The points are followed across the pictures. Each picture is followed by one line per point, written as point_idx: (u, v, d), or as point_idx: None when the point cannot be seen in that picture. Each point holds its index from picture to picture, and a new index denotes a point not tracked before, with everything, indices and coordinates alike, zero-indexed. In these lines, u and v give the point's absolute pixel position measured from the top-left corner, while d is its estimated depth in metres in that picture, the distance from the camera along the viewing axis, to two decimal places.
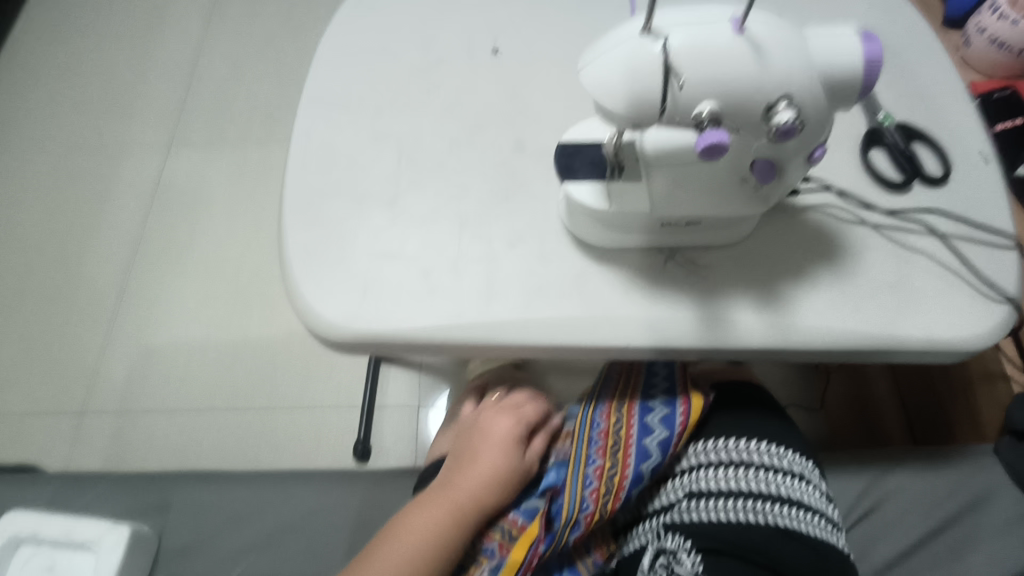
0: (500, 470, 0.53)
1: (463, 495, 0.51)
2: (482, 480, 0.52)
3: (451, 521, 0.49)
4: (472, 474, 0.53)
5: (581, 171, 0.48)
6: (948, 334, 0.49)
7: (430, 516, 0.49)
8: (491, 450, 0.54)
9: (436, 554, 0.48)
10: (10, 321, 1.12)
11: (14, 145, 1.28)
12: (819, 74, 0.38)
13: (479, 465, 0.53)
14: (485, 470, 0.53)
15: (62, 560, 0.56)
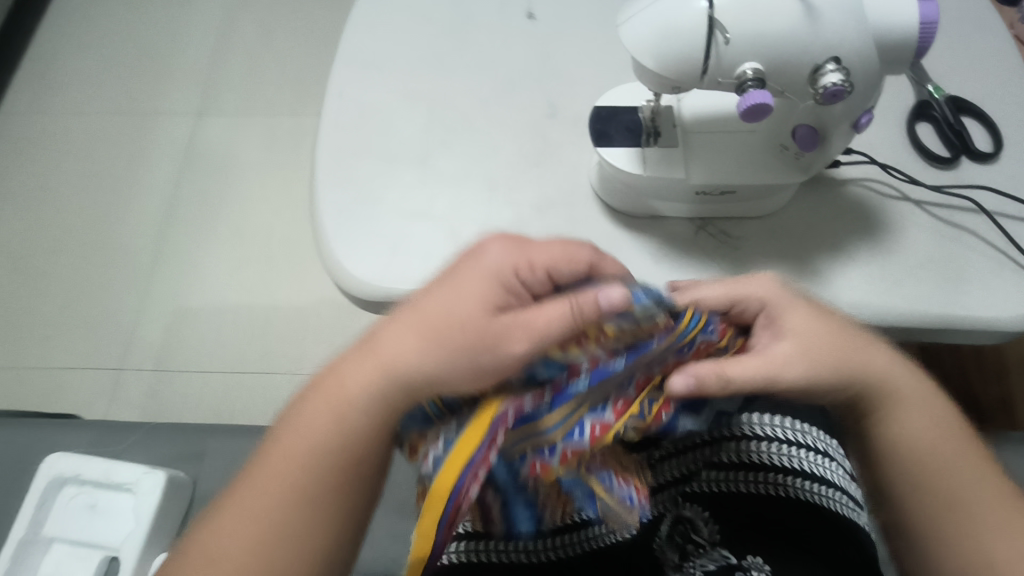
0: (463, 324, 0.35)
1: (378, 370, 0.36)
2: (437, 335, 0.36)
3: (379, 391, 0.36)
4: (429, 318, 0.36)
5: (617, 136, 0.48)
6: (993, 313, 0.48)
7: (358, 375, 0.37)
8: (456, 300, 0.36)
9: (349, 433, 0.37)
10: (52, 278, 1.16)
11: (55, 108, 1.30)
12: (872, 35, 0.37)
13: (440, 311, 0.36)
14: (426, 328, 0.36)
15: (103, 500, 0.58)
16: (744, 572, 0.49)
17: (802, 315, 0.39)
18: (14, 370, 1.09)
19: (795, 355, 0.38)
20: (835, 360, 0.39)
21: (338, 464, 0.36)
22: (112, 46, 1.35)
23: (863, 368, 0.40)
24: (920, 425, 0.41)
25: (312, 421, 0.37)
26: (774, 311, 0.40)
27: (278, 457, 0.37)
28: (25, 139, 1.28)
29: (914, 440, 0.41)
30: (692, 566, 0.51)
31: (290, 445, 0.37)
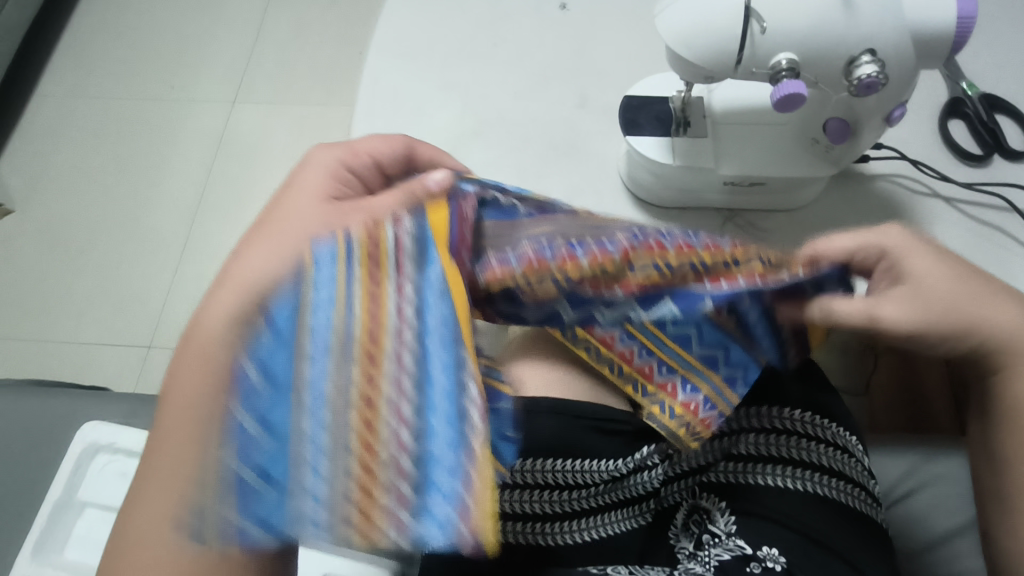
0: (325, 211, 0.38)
1: (236, 295, 0.35)
2: (299, 227, 0.37)
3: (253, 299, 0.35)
4: (282, 224, 0.38)
5: (647, 125, 0.48)
6: None
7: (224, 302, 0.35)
8: (299, 199, 0.39)
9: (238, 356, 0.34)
10: (84, 257, 1.19)
11: (91, 91, 1.34)
12: (909, 29, 0.37)
13: (291, 214, 0.38)
14: (285, 230, 0.38)
15: (136, 468, 0.61)
16: (758, 562, 0.49)
17: (925, 258, 0.38)
18: (46, 344, 1.13)
19: (919, 305, 0.38)
20: (949, 306, 0.38)
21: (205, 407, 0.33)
22: (147, 33, 1.38)
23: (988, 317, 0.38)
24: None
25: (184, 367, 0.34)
26: (894, 258, 0.39)
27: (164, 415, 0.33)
28: (62, 121, 1.32)
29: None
30: (705, 556, 0.51)
31: (164, 417, 0.34)
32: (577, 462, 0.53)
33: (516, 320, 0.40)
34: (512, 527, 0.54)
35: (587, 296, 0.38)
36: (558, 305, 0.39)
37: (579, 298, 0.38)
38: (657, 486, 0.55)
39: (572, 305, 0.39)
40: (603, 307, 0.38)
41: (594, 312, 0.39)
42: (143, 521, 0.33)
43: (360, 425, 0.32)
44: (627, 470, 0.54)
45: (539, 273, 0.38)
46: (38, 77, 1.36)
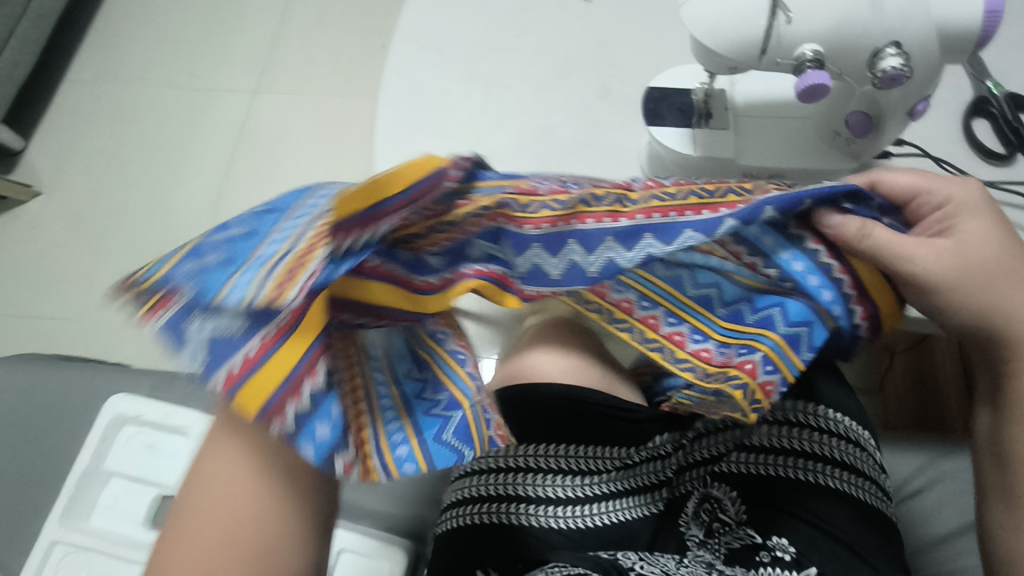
0: None
1: None
2: None
3: None
4: None
5: (669, 116, 0.49)
6: None
7: None
8: None
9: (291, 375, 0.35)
10: (110, 240, 1.22)
11: (119, 78, 1.36)
12: (934, 24, 0.37)
13: None
14: None
15: (161, 441, 0.62)
16: (767, 551, 0.50)
17: (976, 219, 0.39)
18: (71, 323, 1.15)
19: (956, 262, 0.38)
20: (992, 263, 0.39)
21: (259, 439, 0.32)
22: (174, 21, 1.40)
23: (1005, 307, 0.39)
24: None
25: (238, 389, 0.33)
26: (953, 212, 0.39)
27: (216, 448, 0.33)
28: (90, 106, 1.34)
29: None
30: (716, 543, 0.52)
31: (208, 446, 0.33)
32: (592, 449, 0.55)
33: (534, 272, 0.39)
34: (523, 509, 0.53)
35: (605, 228, 0.37)
36: (573, 248, 0.38)
37: (592, 239, 0.37)
38: (670, 475, 0.56)
39: (587, 245, 0.37)
40: (620, 238, 0.37)
41: (610, 249, 0.37)
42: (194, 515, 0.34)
43: (298, 251, 0.30)
44: (640, 458, 0.55)
45: (548, 204, 0.38)
46: (68, 64, 1.39)
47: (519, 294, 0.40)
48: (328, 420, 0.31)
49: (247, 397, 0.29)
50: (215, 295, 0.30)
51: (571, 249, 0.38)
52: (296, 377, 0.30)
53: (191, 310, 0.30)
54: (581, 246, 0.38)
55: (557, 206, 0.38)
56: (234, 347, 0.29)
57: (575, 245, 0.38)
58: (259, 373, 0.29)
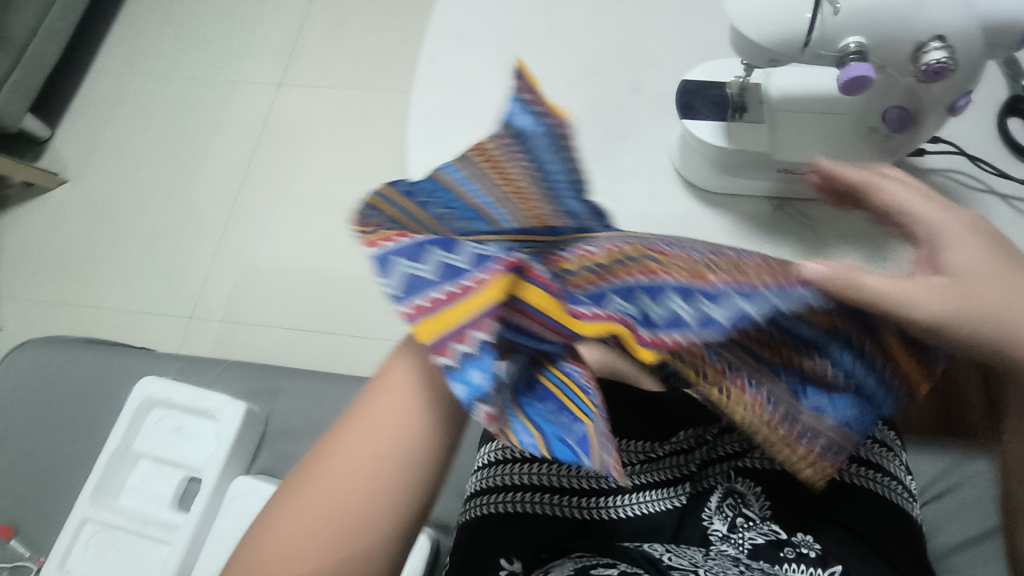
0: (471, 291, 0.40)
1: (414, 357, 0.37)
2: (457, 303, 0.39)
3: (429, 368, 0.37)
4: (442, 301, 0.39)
5: (703, 109, 0.49)
6: None
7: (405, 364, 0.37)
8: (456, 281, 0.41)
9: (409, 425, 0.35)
10: (133, 228, 1.23)
11: (145, 69, 1.38)
12: (980, 18, 0.37)
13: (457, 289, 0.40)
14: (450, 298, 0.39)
15: (188, 424, 0.63)
16: (792, 547, 0.50)
17: (970, 249, 0.33)
18: (95, 310, 1.17)
19: (930, 284, 0.32)
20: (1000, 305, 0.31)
21: (386, 441, 0.34)
22: (200, 14, 1.42)
23: (1000, 324, 0.31)
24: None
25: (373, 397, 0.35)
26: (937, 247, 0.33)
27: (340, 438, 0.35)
28: (116, 97, 1.36)
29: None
30: (739, 538, 0.51)
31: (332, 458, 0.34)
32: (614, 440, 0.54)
33: (672, 323, 0.33)
34: (545, 498, 0.53)
35: (674, 284, 0.33)
36: (642, 298, 0.34)
37: (696, 311, 0.33)
38: (694, 469, 0.54)
39: (652, 291, 0.34)
40: (679, 293, 0.33)
41: (676, 302, 0.33)
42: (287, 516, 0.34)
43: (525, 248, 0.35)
44: (663, 452, 0.55)
45: (590, 247, 0.36)
46: (94, 55, 1.40)
47: (650, 343, 0.33)
48: (485, 370, 0.30)
49: (428, 325, 0.31)
50: (427, 252, 0.33)
51: (668, 301, 0.33)
52: (466, 329, 0.31)
53: (430, 244, 0.33)
54: (676, 299, 0.33)
55: (624, 262, 0.35)
56: (430, 285, 0.32)
57: (614, 293, 0.34)
58: (441, 314, 0.31)
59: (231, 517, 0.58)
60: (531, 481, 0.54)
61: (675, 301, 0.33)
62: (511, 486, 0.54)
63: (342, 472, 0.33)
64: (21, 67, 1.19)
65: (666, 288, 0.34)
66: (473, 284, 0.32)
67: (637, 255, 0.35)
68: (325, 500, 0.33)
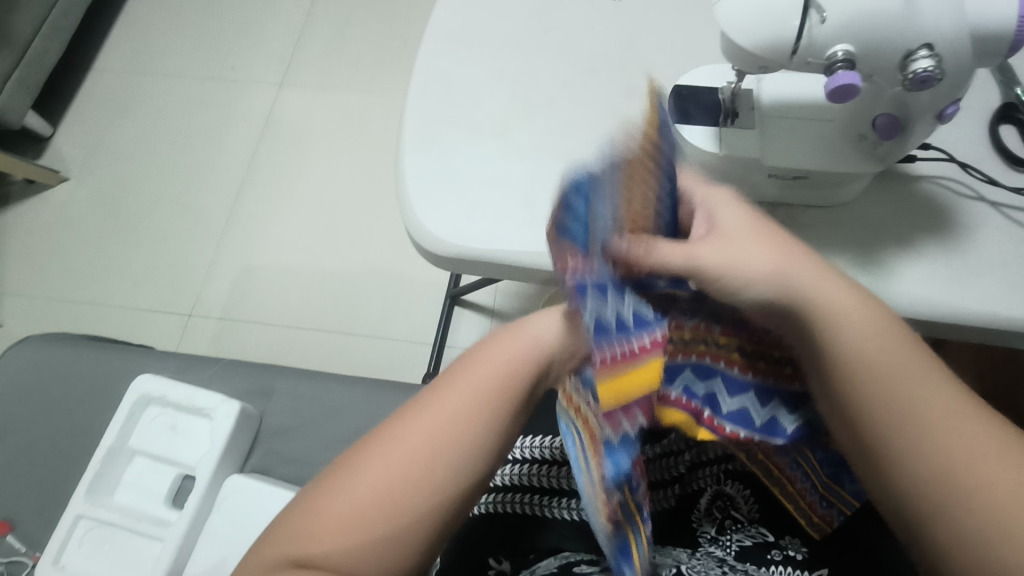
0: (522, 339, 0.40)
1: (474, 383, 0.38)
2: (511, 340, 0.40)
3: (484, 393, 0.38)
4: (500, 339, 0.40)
5: (695, 114, 0.49)
6: None
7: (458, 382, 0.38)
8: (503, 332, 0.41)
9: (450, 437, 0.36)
10: (133, 226, 1.24)
11: (147, 67, 1.39)
12: (969, 26, 0.38)
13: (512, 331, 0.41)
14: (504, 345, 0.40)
15: (184, 422, 0.64)
16: (780, 550, 0.50)
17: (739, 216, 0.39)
18: (94, 306, 1.18)
19: (716, 240, 0.37)
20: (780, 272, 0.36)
21: (451, 436, 0.36)
22: (203, 13, 1.43)
23: (787, 278, 0.36)
24: (868, 370, 0.34)
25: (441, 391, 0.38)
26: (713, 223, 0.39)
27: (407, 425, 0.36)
28: (118, 95, 1.37)
29: (877, 360, 0.34)
30: (728, 540, 0.51)
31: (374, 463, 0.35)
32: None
33: (708, 399, 0.41)
34: (536, 500, 0.54)
35: (698, 364, 0.40)
36: (687, 374, 0.40)
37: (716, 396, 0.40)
38: (683, 471, 0.55)
39: (701, 371, 0.40)
40: (727, 382, 0.40)
41: (717, 385, 0.40)
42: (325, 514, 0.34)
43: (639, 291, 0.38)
44: (654, 453, 0.56)
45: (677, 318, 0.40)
46: (98, 53, 1.41)
47: (711, 428, 0.40)
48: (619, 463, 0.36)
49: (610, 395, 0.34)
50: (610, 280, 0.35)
51: (714, 383, 0.40)
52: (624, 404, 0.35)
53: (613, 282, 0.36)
54: (714, 383, 0.40)
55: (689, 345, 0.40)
56: (612, 337, 0.34)
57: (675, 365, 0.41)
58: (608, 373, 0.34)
59: (224, 515, 0.59)
60: (524, 482, 0.55)
61: (734, 399, 0.40)
62: (508, 487, 0.55)
63: (412, 463, 0.35)
64: (24, 64, 1.20)
65: (712, 372, 0.40)
66: (647, 351, 0.35)
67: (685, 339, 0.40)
68: (392, 489, 0.34)
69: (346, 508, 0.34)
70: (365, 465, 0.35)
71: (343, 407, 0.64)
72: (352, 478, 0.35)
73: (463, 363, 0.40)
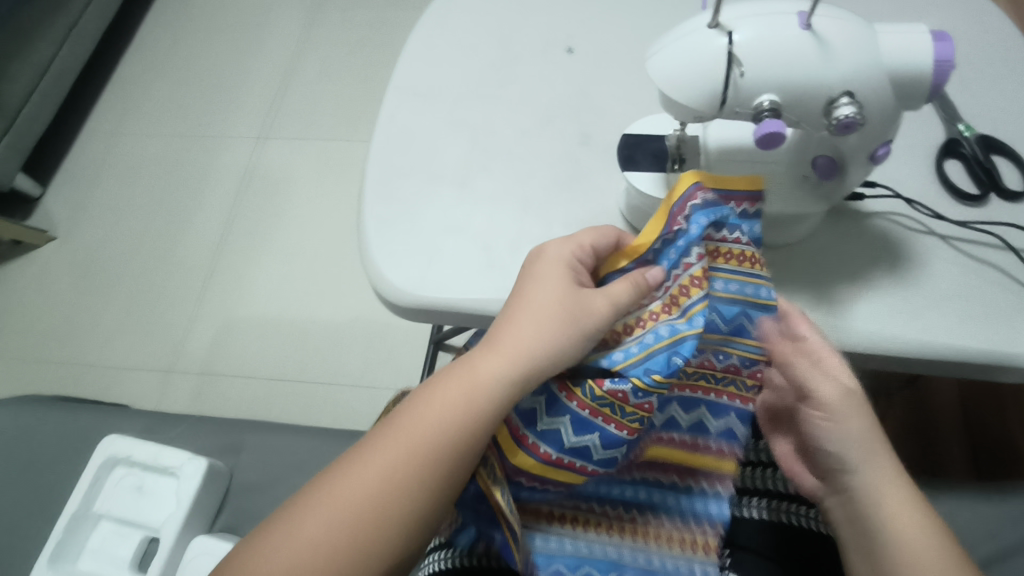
0: (430, 447, 0.40)
1: (451, 407, 0.40)
2: (439, 421, 0.40)
3: (440, 434, 0.40)
4: (436, 403, 0.41)
5: (643, 161, 0.50)
6: (1007, 344, 0.47)
7: (431, 410, 0.41)
8: (396, 457, 0.40)
9: (417, 476, 0.40)
10: (118, 282, 1.25)
11: (134, 128, 1.42)
12: (887, 73, 0.39)
13: (429, 407, 0.41)
14: (414, 444, 0.40)
15: (150, 481, 0.63)
16: None
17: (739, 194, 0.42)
18: (77, 364, 1.18)
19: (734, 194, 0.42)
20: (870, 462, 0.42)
21: (362, 502, 0.39)
22: (188, 74, 1.46)
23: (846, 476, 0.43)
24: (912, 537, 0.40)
25: (380, 463, 0.40)
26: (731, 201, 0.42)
27: (384, 454, 0.40)
28: (107, 155, 1.39)
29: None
30: None
31: (415, 415, 0.41)
32: None
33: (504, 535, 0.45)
34: None
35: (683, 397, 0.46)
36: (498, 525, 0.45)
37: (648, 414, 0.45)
38: None
39: (579, 451, 0.42)
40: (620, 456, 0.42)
41: (733, 420, 0.46)
42: (341, 510, 0.39)
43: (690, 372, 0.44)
44: None
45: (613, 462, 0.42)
46: (86, 117, 1.45)
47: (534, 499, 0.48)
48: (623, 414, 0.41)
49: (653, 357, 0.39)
50: (647, 355, 0.40)
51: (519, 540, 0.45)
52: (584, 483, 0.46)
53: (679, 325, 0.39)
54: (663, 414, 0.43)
55: (634, 410, 0.40)
56: (560, 445, 0.42)
57: (729, 322, 0.43)
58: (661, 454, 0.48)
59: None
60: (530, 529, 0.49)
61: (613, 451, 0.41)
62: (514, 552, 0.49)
63: (402, 483, 0.39)
64: (14, 129, 1.24)
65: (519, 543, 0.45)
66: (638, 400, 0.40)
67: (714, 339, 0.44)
68: (335, 536, 0.38)
69: (300, 546, 0.38)
70: (343, 486, 0.39)
71: (305, 460, 0.63)
72: (329, 499, 0.39)
73: (516, 293, 0.42)
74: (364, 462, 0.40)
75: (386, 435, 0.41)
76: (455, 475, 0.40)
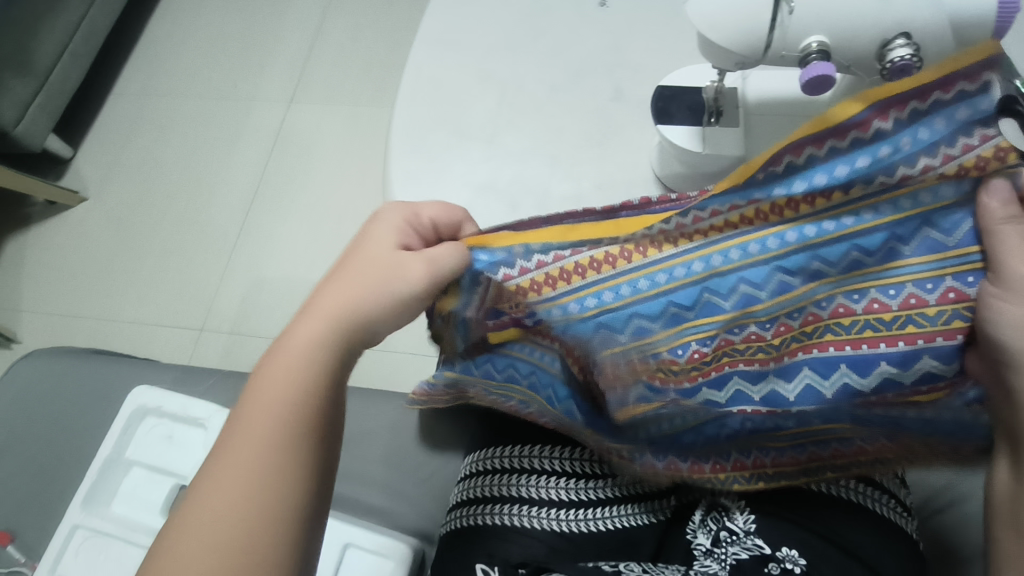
0: (289, 408, 0.37)
1: (298, 362, 0.38)
2: (288, 382, 0.37)
3: (294, 390, 0.37)
4: (277, 367, 0.38)
5: (678, 114, 0.47)
6: None
7: (275, 375, 0.37)
8: (251, 432, 0.36)
9: (285, 439, 0.36)
10: (147, 243, 1.26)
11: (162, 90, 1.42)
12: (948, 14, 0.35)
13: (275, 372, 0.38)
14: (272, 410, 0.37)
15: (180, 431, 0.64)
16: (777, 563, 0.44)
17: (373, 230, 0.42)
18: (109, 323, 1.20)
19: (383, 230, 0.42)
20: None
21: (233, 491, 0.34)
22: (214, 35, 1.46)
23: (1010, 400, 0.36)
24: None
25: (242, 445, 0.36)
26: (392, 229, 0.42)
27: (240, 437, 0.36)
28: (136, 116, 1.40)
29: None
30: (723, 553, 0.46)
31: (264, 387, 0.37)
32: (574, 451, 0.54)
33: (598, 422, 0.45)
34: (525, 510, 0.52)
35: (858, 359, 0.40)
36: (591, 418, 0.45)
37: (788, 366, 0.42)
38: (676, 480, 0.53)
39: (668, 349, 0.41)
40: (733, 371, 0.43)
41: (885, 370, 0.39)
42: (213, 511, 0.34)
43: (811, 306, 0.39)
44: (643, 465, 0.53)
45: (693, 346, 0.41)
46: (115, 78, 1.45)
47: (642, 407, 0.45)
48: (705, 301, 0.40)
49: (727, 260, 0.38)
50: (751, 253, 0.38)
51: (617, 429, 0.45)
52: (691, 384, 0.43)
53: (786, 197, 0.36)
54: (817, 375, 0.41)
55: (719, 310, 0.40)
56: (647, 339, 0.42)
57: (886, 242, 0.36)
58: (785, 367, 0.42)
59: None
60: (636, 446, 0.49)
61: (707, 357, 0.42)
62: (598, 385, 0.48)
63: (271, 448, 0.36)
64: (46, 91, 1.25)
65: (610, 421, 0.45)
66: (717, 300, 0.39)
67: (877, 275, 0.38)
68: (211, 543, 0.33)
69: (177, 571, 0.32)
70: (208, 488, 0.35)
71: None
72: (195, 508, 0.34)
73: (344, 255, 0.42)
74: (217, 459, 0.35)
75: (226, 441, 0.36)
76: (323, 426, 0.37)
